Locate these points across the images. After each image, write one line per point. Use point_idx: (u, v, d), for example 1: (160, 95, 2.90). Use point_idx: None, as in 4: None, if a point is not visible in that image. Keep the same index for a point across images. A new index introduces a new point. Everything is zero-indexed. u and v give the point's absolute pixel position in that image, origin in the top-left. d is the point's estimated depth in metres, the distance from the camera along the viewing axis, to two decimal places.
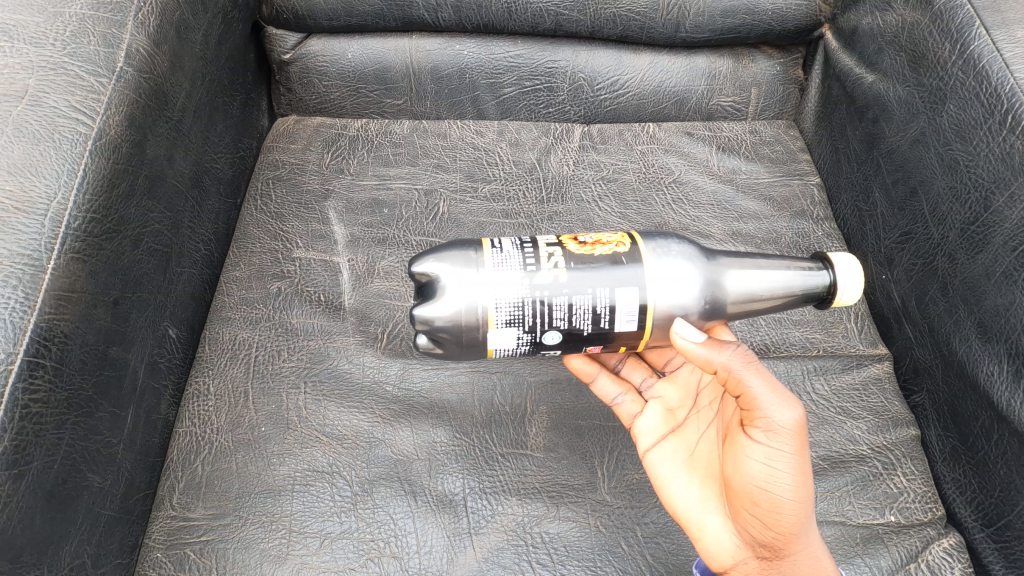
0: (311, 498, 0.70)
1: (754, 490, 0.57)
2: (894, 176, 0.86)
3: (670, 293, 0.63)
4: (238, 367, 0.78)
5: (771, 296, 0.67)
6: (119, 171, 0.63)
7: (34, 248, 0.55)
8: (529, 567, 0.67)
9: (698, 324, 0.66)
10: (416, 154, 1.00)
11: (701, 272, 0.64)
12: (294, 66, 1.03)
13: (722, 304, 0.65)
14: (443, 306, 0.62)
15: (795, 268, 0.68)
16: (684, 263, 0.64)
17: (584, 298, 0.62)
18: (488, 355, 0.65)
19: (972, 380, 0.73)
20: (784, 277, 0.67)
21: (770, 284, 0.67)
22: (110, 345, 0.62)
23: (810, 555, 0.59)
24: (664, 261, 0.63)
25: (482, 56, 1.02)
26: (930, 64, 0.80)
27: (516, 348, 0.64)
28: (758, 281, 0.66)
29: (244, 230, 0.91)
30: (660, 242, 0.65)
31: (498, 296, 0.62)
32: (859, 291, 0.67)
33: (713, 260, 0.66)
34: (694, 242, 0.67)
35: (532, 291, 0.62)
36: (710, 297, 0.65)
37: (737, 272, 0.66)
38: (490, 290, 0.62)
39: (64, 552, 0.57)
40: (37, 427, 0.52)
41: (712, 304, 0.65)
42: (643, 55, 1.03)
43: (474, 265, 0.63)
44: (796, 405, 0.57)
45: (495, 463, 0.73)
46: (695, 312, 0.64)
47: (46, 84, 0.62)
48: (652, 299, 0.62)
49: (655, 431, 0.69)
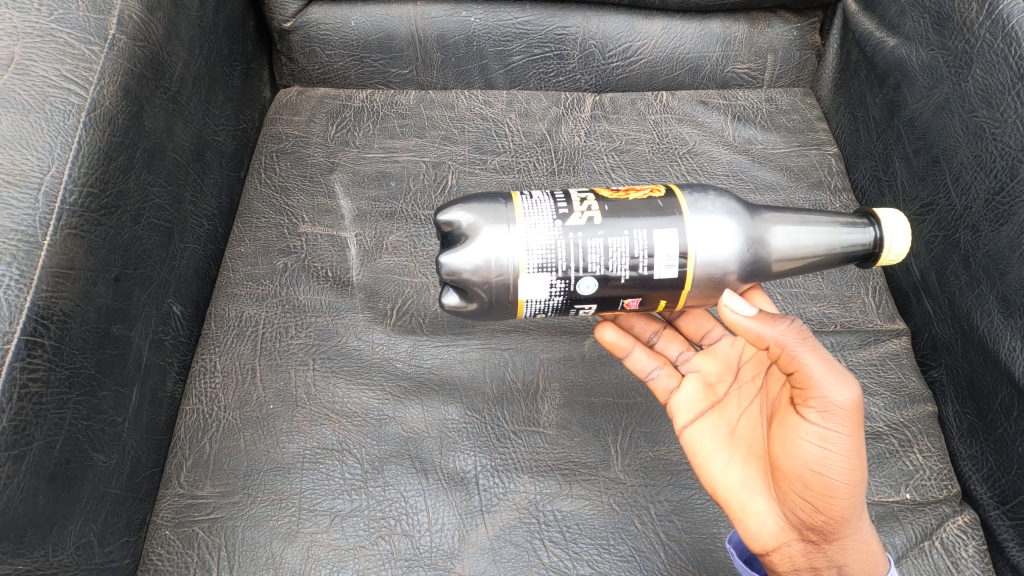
0: (320, 476, 0.69)
1: (805, 473, 0.56)
2: (916, 145, 0.83)
3: (711, 250, 0.61)
4: (245, 344, 0.77)
5: (817, 248, 0.65)
6: (116, 143, 0.62)
7: (29, 224, 0.53)
8: (541, 545, 0.66)
9: (741, 284, 0.64)
10: (423, 126, 0.98)
11: (743, 228, 0.62)
12: (295, 34, 1.00)
13: (766, 261, 0.63)
14: (471, 255, 0.61)
15: (839, 223, 0.67)
16: (725, 218, 0.62)
17: (620, 245, 0.60)
18: (516, 314, 0.63)
19: (992, 356, 0.71)
20: (828, 233, 0.66)
21: (813, 238, 0.65)
22: (112, 323, 0.61)
23: (858, 539, 0.58)
24: (704, 216, 0.62)
25: (490, 23, 0.99)
26: (955, 26, 0.77)
27: (548, 303, 0.62)
28: (802, 236, 0.65)
29: (248, 204, 0.89)
30: (701, 196, 0.63)
31: (530, 247, 0.60)
32: (907, 246, 0.66)
33: (756, 216, 0.64)
34: (736, 198, 0.65)
35: (566, 236, 0.60)
36: (753, 255, 0.63)
37: (780, 228, 0.64)
38: (521, 239, 0.60)
39: (69, 532, 0.56)
40: (36, 408, 0.51)
41: (756, 262, 0.63)
42: (655, 20, 1.00)
43: (506, 216, 0.61)
44: (853, 384, 0.55)
45: (506, 441, 0.72)
46: (737, 271, 0.62)
47: (33, 52, 0.60)
48: (693, 253, 0.60)
49: (694, 406, 0.68)
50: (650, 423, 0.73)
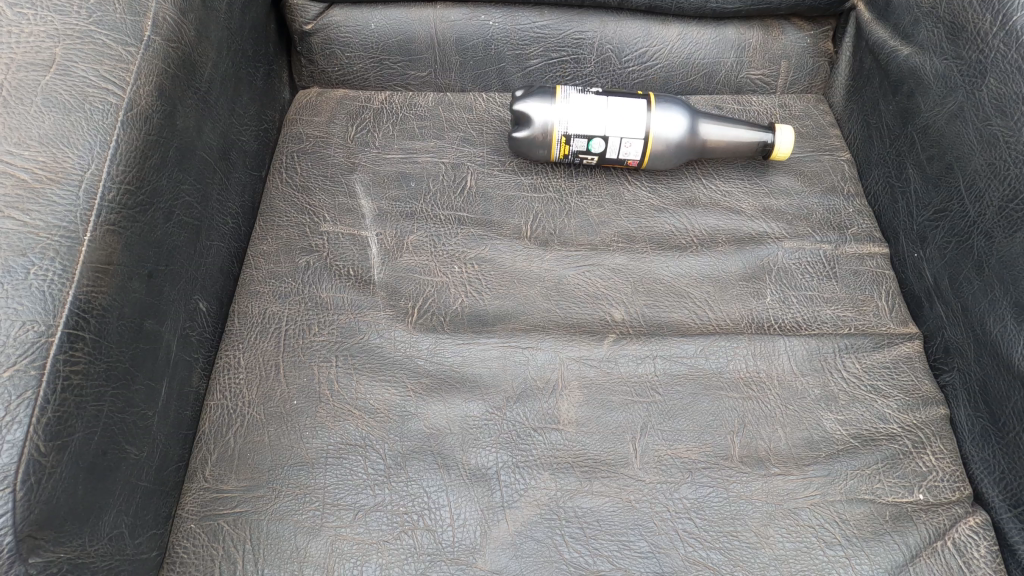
0: (344, 471, 0.70)
1: None
2: (929, 152, 0.84)
3: (665, 128, 0.89)
4: (268, 340, 0.78)
5: (738, 145, 0.93)
6: (150, 142, 0.63)
7: (70, 220, 0.55)
8: (562, 541, 0.67)
9: (674, 160, 0.92)
10: (442, 127, 0.99)
11: (686, 124, 0.90)
12: (315, 36, 1.01)
13: (696, 145, 0.92)
14: (527, 122, 0.88)
15: (748, 127, 0.93)
16: (678, 113, 0.90)
17: (611, 112, 0.88)
18: (551, 157, 0.91)
19: (1005, 360, 0.72)
20: (750, 134, 0.92)
21: (728, 134, 0.92)
22: (145, 318, 0.62)
23: None
24: (660, 113, 0.89)
25: (508, 27, 1.00)
26: (969, 37, 0.78)
27: (570, 150, 0.90)
28: (722, 131, 0.92)
29: (270, 203, 0.90)
30: (661, 106, 0.89)
31: (575, 105, 0.87)
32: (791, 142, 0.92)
33: (696, 121, 0.91)
34: (686, 105, 0.91)
35: (604, 111, 0.88)
36: (691, 139, 0.91)
37: (709, 123, 0.92)
38: (581, 106, 0.87)
39: (104, 523, 0.57)
40: (78, 399, 0.53)
41: (689, 146, 0.91)
42: (672, 26, 1.01)
43: (548, 94, 0.89)
44: None
45: (527, 438, 0.73)
46: (669, 145, 0.90)
47: (73, 52, 0.61)
48: (654, 134, 0.89)
49: None
50: (668, 421, 0.74)
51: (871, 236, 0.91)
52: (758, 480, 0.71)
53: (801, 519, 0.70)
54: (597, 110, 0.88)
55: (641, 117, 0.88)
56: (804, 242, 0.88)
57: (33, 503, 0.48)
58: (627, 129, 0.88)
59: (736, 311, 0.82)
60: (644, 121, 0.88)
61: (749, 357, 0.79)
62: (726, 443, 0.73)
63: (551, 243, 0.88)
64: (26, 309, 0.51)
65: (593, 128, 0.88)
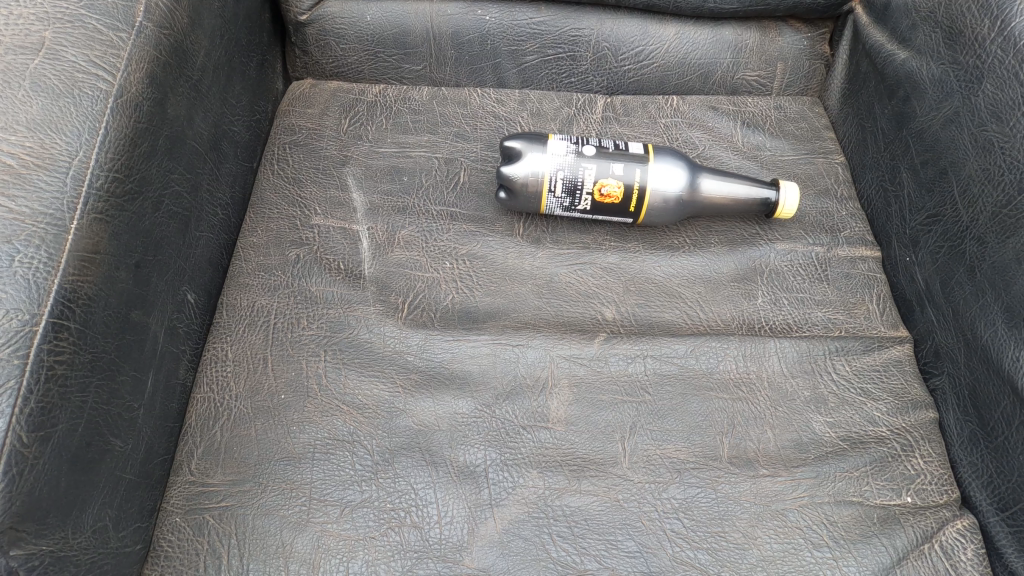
0: (331, 466, 0.70)
1: None
2: (924, 156, 0.84)
3: (663, 183, 0.83)
4: (256, 333, 0.78)
5: (740, 203, 0.87)
6: (141, 130, 0.62)
7: (57, 208, 0.54)
8: (550, 539, 0.67)
9: (671, 216, 0.86)
10: (436, 122, 0.98)
11: (686, 179, 0.85)
12: (310, 27, 0.99)
13: (695, 201, 0.86)
14: (516, 174, 0.83)
15: (753, 184, 0.87)
16: (677, 167, 0.84)
17: (606, 166, 0.82)
18: (539, 209, 0.86)
19: (995, 365, 0.73)
20: (753, 193, 0.86)
21: (731, 192, 0.86)
22: (132, 308, 0.62)
23: None
24: (659, 168, 0.83)
25: (505, 22, 0.99)
26: (967, 42, 0.78)
27: (558, 206, 0.85)
28: (725, 187, 0.87)
29: (261, 194, 0.90)
30: (661, 161, 0.84)
31: (568, 158, 0.82)
32: (797, 201, 0.86)
33: (697, 176, 0.86)
34: (687, 159, 0.86)
35: (599, 165, 0.82)
36: (691, 195, 0.85)
37: (711, 179, 0.86)
38: (575, 159, 0.82)
39: (87, 515, 0.56)
40: (61, 390, 0.52)
41: (687, 202, 0.86)
42: (669, 25, 1.01)
43: (542, 146, 0.83)
44: None
45: (515, 436, 0.72)
46: (666, 201, 0.84)
47: (62, 37, 0.60)
48: (648, 199, 0.83)
49: None
50: (657, 421, 0.74)
51: (863, 240, 0.91)
52: (747, 481, 0.71)
53: (789, 521, 0.70)
54: (591, 163, 0.82)
55: (638, 172, 0.83)
56: (797, 244, 0.88)
57: (14, 495, 0.48)
58: (621, 184, 0.82)
59: (728, 312, 0.82)
60: (640, 176, 0.83)
61: (740, 358, 0.79)
62: (715, 444, 0.73)
63: (543, 241, 0.87)
64: (9, 298, 0.50)
65: (585, 181, 0.82)
